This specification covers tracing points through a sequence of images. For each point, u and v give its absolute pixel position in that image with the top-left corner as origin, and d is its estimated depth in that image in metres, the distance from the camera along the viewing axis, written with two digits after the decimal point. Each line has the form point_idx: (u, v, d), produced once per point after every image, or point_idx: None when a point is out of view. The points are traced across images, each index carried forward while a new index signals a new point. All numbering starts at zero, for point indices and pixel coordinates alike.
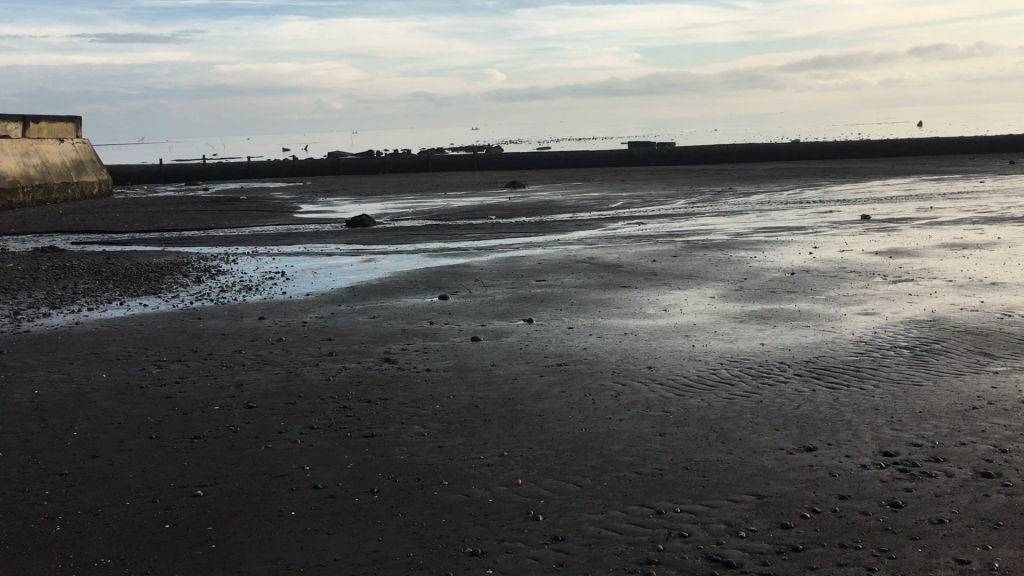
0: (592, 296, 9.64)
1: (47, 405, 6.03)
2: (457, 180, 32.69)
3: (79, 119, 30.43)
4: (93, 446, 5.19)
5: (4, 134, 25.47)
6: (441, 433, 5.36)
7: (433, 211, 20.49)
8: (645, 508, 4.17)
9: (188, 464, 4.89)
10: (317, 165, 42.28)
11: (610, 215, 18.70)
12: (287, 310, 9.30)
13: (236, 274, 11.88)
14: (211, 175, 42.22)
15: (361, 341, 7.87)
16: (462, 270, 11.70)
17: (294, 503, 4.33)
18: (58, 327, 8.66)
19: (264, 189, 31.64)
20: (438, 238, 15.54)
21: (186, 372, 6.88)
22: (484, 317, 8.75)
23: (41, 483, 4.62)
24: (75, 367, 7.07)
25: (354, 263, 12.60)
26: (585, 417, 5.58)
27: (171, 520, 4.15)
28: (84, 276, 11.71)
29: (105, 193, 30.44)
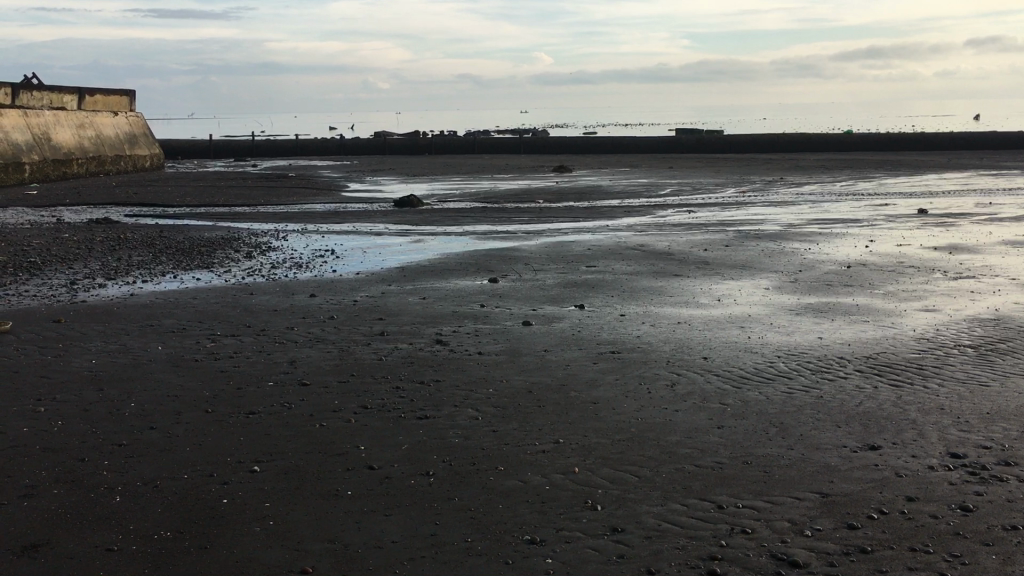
0: (643, 284, 9.51)
1: (105, 375, 6.09)
2: (503, 163, 32.60)
3: (132, 93, 30.81)
4: (150, 418, 5.23)
5: (60, 107, 25.86)
6: (496, 417, 5.31)
7: (481, 193, 20.47)
8: (705, 502, 4.10)
9: (245, 438, 4.91)
10: (363, 145, 42.40)
11: (659, 202, 18.53)
12: (338, 288, 9.30)
13: (287, 250, 11.94)
14: (259, 151, 42.53)
15: (413, 321, 7.86)
16: (511, 253, 11.65)
17: (350, 483, 4.31)
18: (114, 298, 8.76)
19: (311, 166, 31.79)
20: (486, 220, 15.52)
21: (239, 347, 6.90)
22: (535, 302, 8.68)
23: (100, 453, 4.66)
24: (131, 338, 7.14)
25: (403, 243, 12.60)
26: (640, 407, 5.50)
27: (228, 495, 4.16)
28: (137, 249, 11.84)
29: (157, 166, 30.81)
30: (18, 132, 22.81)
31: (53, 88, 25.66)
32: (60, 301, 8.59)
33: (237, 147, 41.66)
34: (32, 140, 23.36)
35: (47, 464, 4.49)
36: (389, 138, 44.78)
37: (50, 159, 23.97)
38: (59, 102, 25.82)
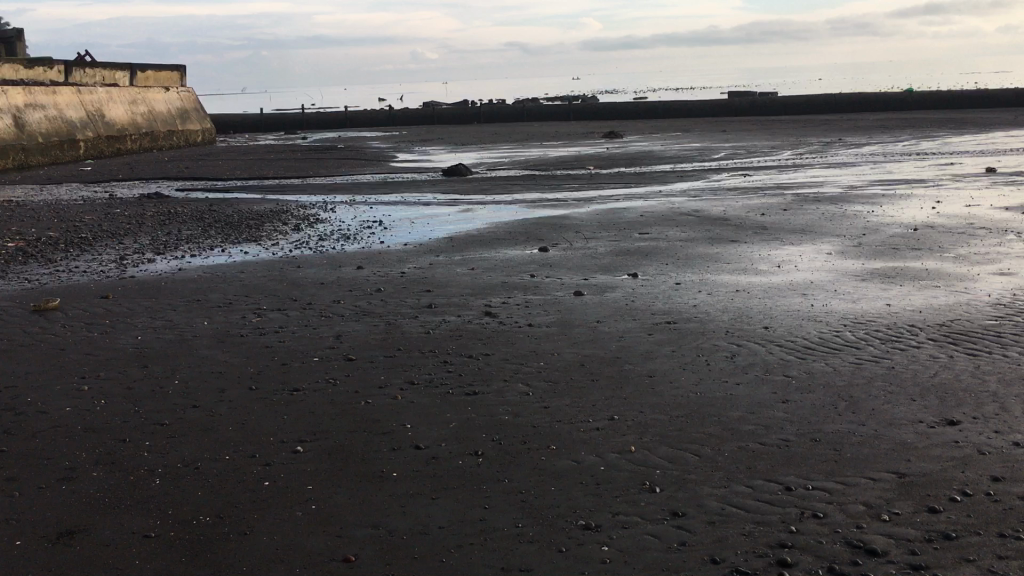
0: (699, 251, 9.17)
1: (150, 352, 5.99)
2: (552, 131, 32.20)
3: (183, 68, 30.96)
4: (193, 396, 5.10)
5: (113, 83, 26.07)
6: (546, 392, 5.09)
7: (531, 161, 20.16)
8: (772, 484, 3.84)
9: (290, 417, 4.76)
10: (412, 115, 42.20)
11: (713, 166, 18.04)
12: (386, 260, 9.13)
13: (334, 222, 11.80)
14: (310, 124, 42.57)
15: (461, 293, 7.65)
16: (562, 221, 11.36)
17: (395, 465, 4.13)
18: (162, 273, 8.69)
19: (360, 138, 31.72)
20: (536, 188, 15.23)
21: (285, 322, 6.77)
22: (587, 271, 8.40)
23: (142, 433, 4.53)
24: (177, 314, 7.04)
25: (451, 213, 12.39)
26: (699, 380, 5.22)
27: (270, 478, 4.00)
28: (187, 223, 11.80)
29: (208, 141, 30.91)
30: (71, 109, 23.18)
31: (104, 64, 25.84)
32: (109, 276, 8.53)
33: (287, 121, 41.72)
34: (86, 117, 23.70)
35: (88, 445, 4.38)
36: (438, 107, 44.51)
37: (103, 135, 24.13)
38: (111, 79, 26.02)
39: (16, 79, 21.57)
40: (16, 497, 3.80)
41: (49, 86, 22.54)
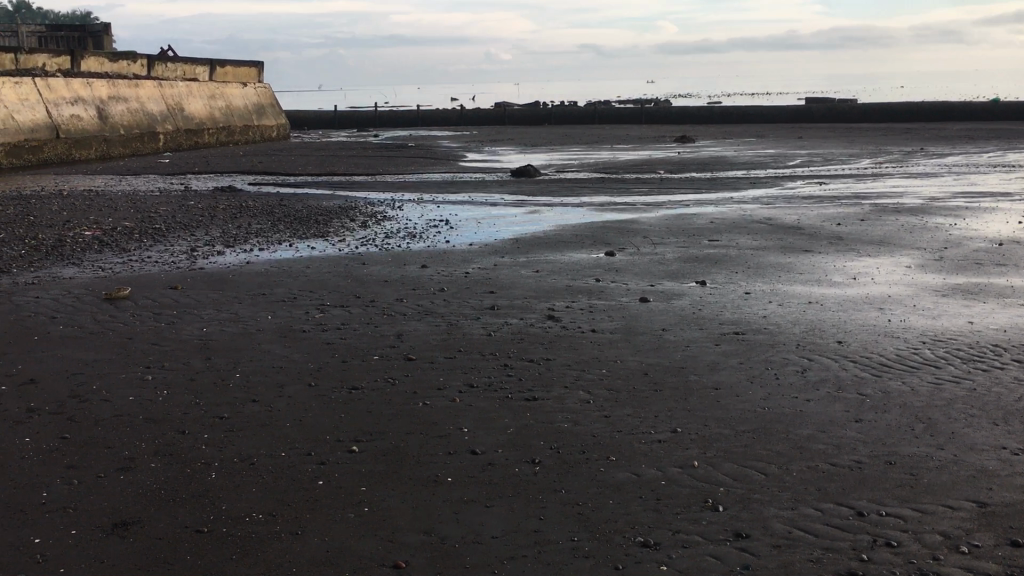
0: (771, 260, 8.92)
1: (214, 344, 6.02)
2: (624, 133, 31.96)
3: (261, 65, 31.50)
4: (253, 390, 5.10)
5: (192, 78, 26.63)
6: (608, 401, 4.96)
7: (601, 164, 19.96)
8: (843, 508, 3.65)
9: (347, 416, 4.72)
10: (483, 116, 42.30)
11: (788, 174, 17.64)
12: (451, 260, 9.08)
13: (401, 220, 11.81)
14: (382, 122, 42.97)
15: (524, 295, 7.55)
16: (630, 225, 11.19)
17: (450, 469, 4.05)
18: (230, 266, 8.78)
19: (431, 137, 31.90)
20: (605, 191, 15.06)
21: (348, 318, 6.75)
22: (654, 277, 8.23)
23: (200, 426, 4.54)
24: (243, 307, 7.08)
25: (519, 214, 12.30)
26: (767, 395, 5.04)
27: (323, 477, 3.95)
28: (258, 217, 11.95)
29: (284, 136, 31.37)
30: (152, 102, 23.81)
31: (186, 59, 26.43)
32: (179, 267, 8.64)
33: (361, 119, 42.19)
34: (166, 110, 24.29)
35: (147, 435, 4.39)
36: (509, 108, 44.54)
37: (182, 129, 24.67)
38: (191, 73, 26.58)
39: (101, 72, 22.29)
40: (73, 485, 3.82)
41: (132, 80, 23.23)
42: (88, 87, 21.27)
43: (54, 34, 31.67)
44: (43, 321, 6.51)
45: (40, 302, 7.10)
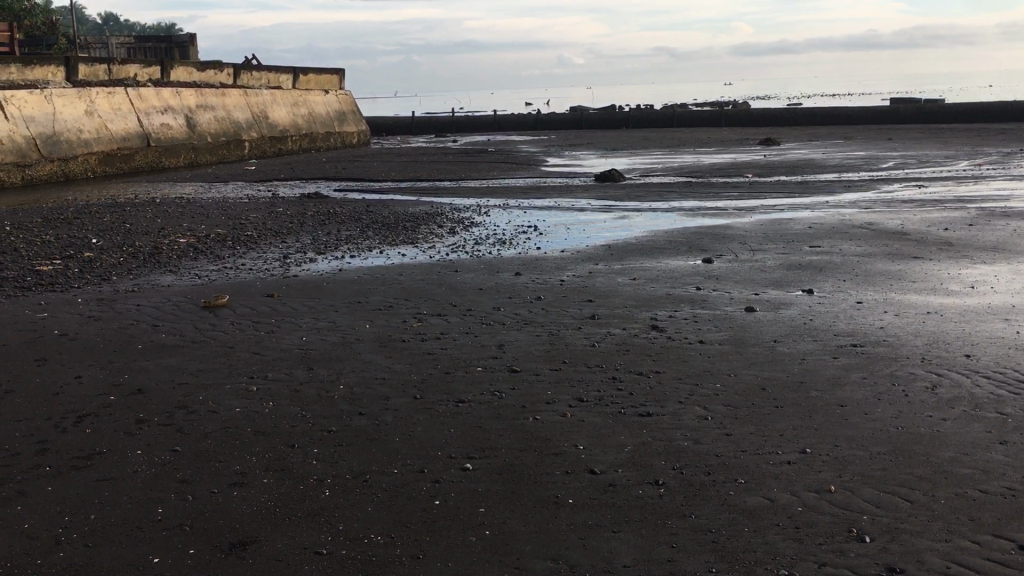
0: (878, 268, 8.53)
1: (314, 354, 5.95)
2: (705, 137, 31.45)
3: (343, 72, 31.86)
4: (358, 402, 4.99)
5: (277, 86, 27.06)
6: (728, 418, 4.72)
7: (685, 168, 19.60)
8: (1003, 541, 3.36)
9: (457, 431, 4.57)
10: (560, 120, 42.12)
11: (883, 176, 17.03)
12: (544, 267, 8.91)
13: (489, 226, 11.70)
14: (459, 127, 43.12)
15: (624, 304, 7.33)
16: (724, 231, 10.87)
17: (571, 490, 3.86)
18: (324, 273, 8.75)
19: (510, 142, 31.84)
20: (693, 195, 14.74)
21: (446, 328, 6.63)
22: (757, 286, 7.93)
23: (310, 439, 4.45)
24: (340, 315, 7.02)
25: (607, 220, 12.08)
26: (898, 413, 4.73)
27: (440, 496, 3.81)
28: (346, 224, 11.96)
29: (364, 142, 31.64)
30: (239, 110, 24.27)
31: (271, 68, 26.88)
32: (273, 275, 8.65)
33: (438, 124, 42.37)
34: (251, 118, 24.73)
35: (258, 449, 4.31)
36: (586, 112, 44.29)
37: (267, 136, 25.05)
38: (275, 81, 27.00)
39: (190, 81, 22.82)
40: (188, 501, 3.75)
41: (219, 89, 23.73)
42: (177, 96, 21.80)
43: (144, 45, 32.57)
44: (145, 330, 6.54)
45: (141, 310, 7.14)
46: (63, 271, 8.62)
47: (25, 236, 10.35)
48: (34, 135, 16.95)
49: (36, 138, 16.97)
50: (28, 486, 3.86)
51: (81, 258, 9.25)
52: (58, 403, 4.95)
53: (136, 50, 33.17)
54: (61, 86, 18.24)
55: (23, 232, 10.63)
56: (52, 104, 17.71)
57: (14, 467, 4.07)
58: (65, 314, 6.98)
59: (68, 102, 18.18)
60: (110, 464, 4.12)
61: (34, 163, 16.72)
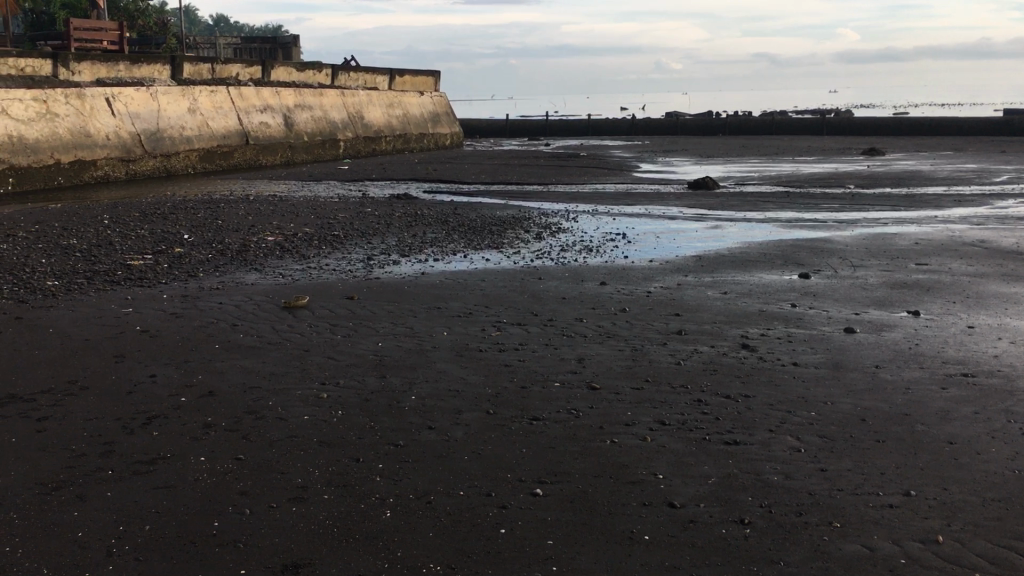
0: (992, 290, 7.95)
1: (388, 361, 5.79)
2: (806, 146, 30.51)
3: (439, 73, 31.98)
4: (429, 415, 4.80)
5: (373, 86, 27.30)
6: (823, 452, 4.36)
7: (784, 177, 18.96)
8: None
9: (530, 452, 4.34)
10: (655, 126, 41.52)
11: (997, 191, 16.12)
12: (631, 277, 8.60)
13: (577, 232, 11.44)
14: (553, 130, 42.93)
15: (714, 319, 6.98)
16: (823, 244, 10.37)
17: (647, 525, 3.58)
18: (406, 276, 8.63)
19: (603, 146, 31.44)
20: (792, 206, 14.19)
21: (525, 338, 6.40)
22: (858, 305, 7.46)
23: (376, 454, 4.27)
24: (418, 321, 6.87)
25: (700, 229, 11.67)
26: (1014, 454, 4.29)
27: (506, 524, 3.58)
28: (433, 226, 11.85)
29: (457, 144, 31.72)
30: (335, 110, 24.59)
31: (368, 68, 27.13)
32: (355, 276, 8.57)
33: (531, 128, 42.24)
34: (347, 118, 25.02)
35: (322, 461, 4.16)
36: (682, 118, 43.57)
37: (362, 136, 25.31)
38: (372, 82, 27.25)
39: (289, 81, 23.20)
40: (244, 515, 3.61)
41: (317, 88, 24.09)
42: (276, 96, 22.20)
43: (247, 45, 33.36)
44: (224, 329, 6.50)
45: (222, 308, 7.13)
46: (152, 266, 8.72)
47: (120, 230, 10.55)
48: (138, 131, 17.46)
49: (140, 134, 17.47)
50: (87, 491, 3.79)
51: (171, 253, 9.36)
52: (129, 403, 4.90)
53: (239, 50, 34.01)
54: (166, 84, 18.74)
55: (119, 226, 10.85)
56: (156, 101, 18.21)
57: (77, 469, 4.00)
58: (149, 310, 7.01)
59: (172, 100, 18.66)
60: (171, 470, 4.02)
61: (137, 159, 17.21)
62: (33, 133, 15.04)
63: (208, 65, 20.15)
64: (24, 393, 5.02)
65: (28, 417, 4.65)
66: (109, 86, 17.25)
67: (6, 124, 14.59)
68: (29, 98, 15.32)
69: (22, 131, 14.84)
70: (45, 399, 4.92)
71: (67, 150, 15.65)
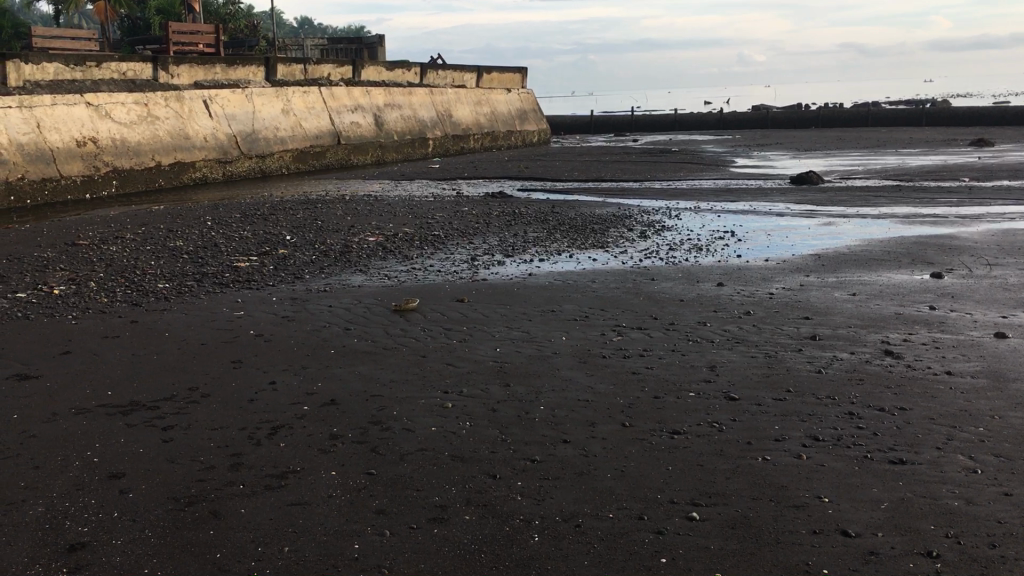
0: None
1: (510, 368, 5.54)
2: (907, 137, 29.36)
3: (526, 70, 31.77)
4: (561, 428, 4.54)
5: (461, 84, 27.23)
6: (1003, 473, 3.95)
7: (890, 170, 18.17)
8: None
9: (677, 470, 4.03)
10: (744, 119, 40.59)
11: None
12: (749, 278, 8.20)
13: (682, 230, 11.06)
14: (639, 126, 42.34)
15: (847, 323, 6.56)
16: (950, 241, 9.78)
17: (823, 556, 3.25)
18: (513, 277, 8.39)
19: (693, 141, 30.78)
20: (906, 201, 13.52)
21: (650, 344, 6.09)
22: (1004, 307, 6.93)
23: (513, 470, 4.02)
24: (534, 325, 6.61)
25: (811, 226, 11.17)
26: None
27: (667, 552, 3.29)
28: (533, 225, 11.60)
29: (545, 141, 31.46)
30: (424, 109, 24.58)
31: (457, 66, 27.05)
32: (462, 278, 8.37)
33: (617, 123, 41.72)
34: (436, 117, 24.98)
35: (458, 478, 3.93)
36: (772, 111, 42.51)
37: (450, 135, 25.25)
38: (460, 80, 27.18)
39: (379, 80, 23.25)
40: (385, 537, 3.39)
41: (407, 87, 24.10)
42: (366, 95, 22.27)
43: (335, 45, 33.70)
44: (337, 333, 6.35)
45: (333, 311, 6.99)
46: (258, 268, 8.67)
47: (223, 232, 10.58)
48: (234, 133, 17.66)
49: (237, 135, 17.67)
50: (220, 507, 3.63)
51: (276, 254, 9.31)
52: (252, 412, 4.76)
53: (328, 51, 34.38)
54: (261, 85, 18.91)
55: (222, 228, 10.90)
56: (251, 102, 18.39)
57: (207, 483, 3.86)
58: (260, 313, 6.92)
59: (266, 101, 18.83)
60: (303, 486, 3.84)
61: (234, 160, 17.41)
62: (135, 136, 15.32)
63: (301, 66, 20.31)
64: (147, 400, 4.92)
65: (153, 426, 4.54)
66: (207, 88, 17.50)
67: (110, 128, 14.88)
68: (131, 101, 15.61)
69: (125, 134, 15.12)
70: (168, 408, 4.81)
71: (168, 152, 15.90)
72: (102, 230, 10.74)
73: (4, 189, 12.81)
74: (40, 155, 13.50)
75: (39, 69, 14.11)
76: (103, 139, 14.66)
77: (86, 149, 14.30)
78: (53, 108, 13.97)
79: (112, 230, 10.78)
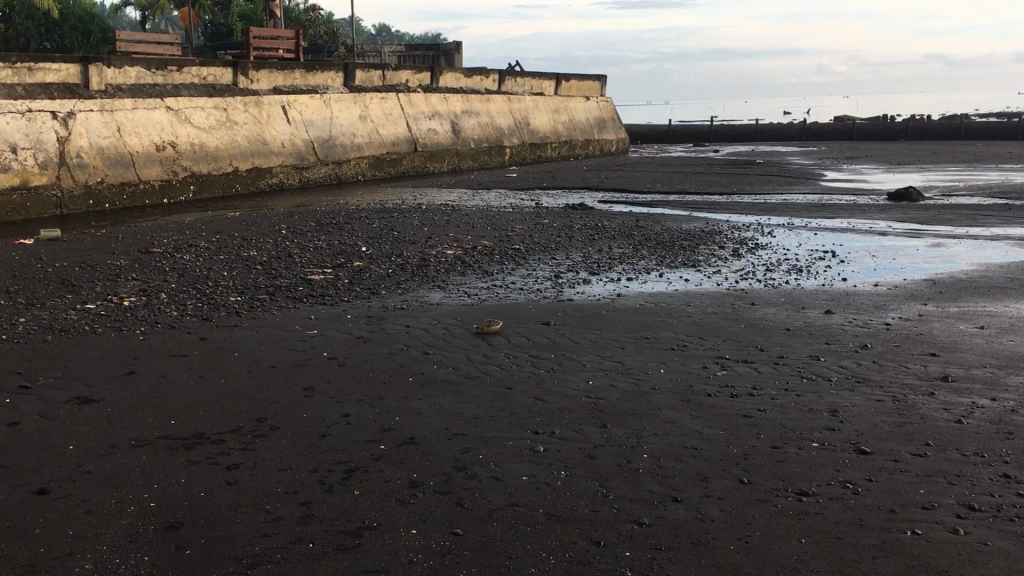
0: None
1: (607, 405, 5.00)
2: (1005, 151, 27.96)
3: (606, 78, 31.13)
4: (670, 483, 3.98)
5: (540, 91, 26.78)
6: None
7: (995, 187, 17.11)
8: None
9: (811, 544, 3.44)
10: (829, 130, 39.34)
11: None
12: (861, 305, 7.51)
13: (779, 249, 10.38)
14: (718, 136, 41.37)
15: (982, 362, 5.86)
16: None
17: None
18: (602, 298, 7.85)
19: (777, 153, 29.75)
20: (1018, 221, 12.59)
21: (759, 381, 5.48)
22: None
23: (619, 537, 3.48)
24: (627, 354, 6.06)
25: (920, 247, 10.39)
26: None
27: None
28: (618, 239, 11.03)
29: (623, 151, 30.80)
30: (501, 116, 24.18)
31: (536, 74, 26.61)
32: (546, 297, 7.86)
33: (696, 133, 40.83)
34: (514, 125, 24.56)
35: (557, 545, 3.41)
36: (859, 122, 41.11)
37: (528, 143, 24.81)
38: (539, 87, 26.73)
39: (458, 87, 22.91)
40: None
41: (484, 95, 23.75)
42: (445, 102, 21.94)
43: (412, 52, 33.59)
44: (416, 358, 5.89)
45: (411, 332, 6.55)
46: (333, 281, 8.29)
47: (298, 241, 10.26)
48: (312, 139, 17.48)
49: (314, 141, 17.49)
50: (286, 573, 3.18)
51: (351, 267, 8.93)
52: (325, 450, 4.31)
53: (406, 57, 34.30)
54: (339, 91, 18.72)
55: (298, 237, 10.58)
56: (329, 108, 18.18)
57: (274, 540, 3.41)
58: (334, 332, 6.51)
59: (344, 107, 18.60)
60: (380, 548, 3.37)
61: (311, 166, 17.22)
62: (213, 141, 15.19)
63: (380, 72, 20.09)
64: (212, 432, 4.53)
65: (217, 464, 4.13)
66: (286, 94, 17.35)
67: (189, 132, 14.77)
68: (211, 106, 15.49)
69: (204, 139, 15.00)
70: (234, 442, 4.40)
71: (245, 157, 15.74)
72: (177, 237, 10.52)
73: (83, 193, 12.75)
74: (120, 158, 13.44)
75: (121, 73, 14.05)
76: (182, 143, 14.55)
77: (165, 154, 14.21)
78: (133, 113, 13.89)
79: (186, 237, 10.57)
